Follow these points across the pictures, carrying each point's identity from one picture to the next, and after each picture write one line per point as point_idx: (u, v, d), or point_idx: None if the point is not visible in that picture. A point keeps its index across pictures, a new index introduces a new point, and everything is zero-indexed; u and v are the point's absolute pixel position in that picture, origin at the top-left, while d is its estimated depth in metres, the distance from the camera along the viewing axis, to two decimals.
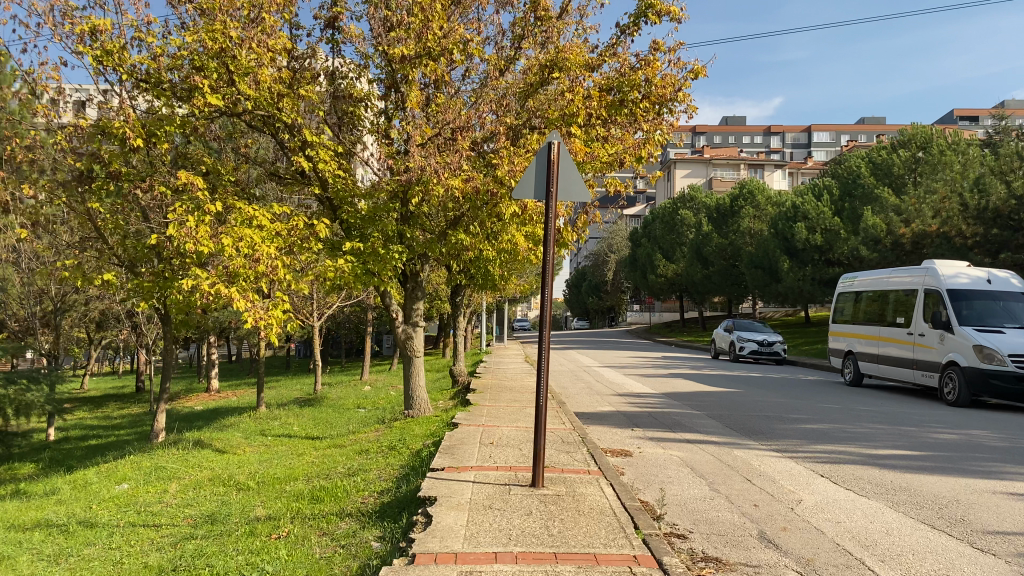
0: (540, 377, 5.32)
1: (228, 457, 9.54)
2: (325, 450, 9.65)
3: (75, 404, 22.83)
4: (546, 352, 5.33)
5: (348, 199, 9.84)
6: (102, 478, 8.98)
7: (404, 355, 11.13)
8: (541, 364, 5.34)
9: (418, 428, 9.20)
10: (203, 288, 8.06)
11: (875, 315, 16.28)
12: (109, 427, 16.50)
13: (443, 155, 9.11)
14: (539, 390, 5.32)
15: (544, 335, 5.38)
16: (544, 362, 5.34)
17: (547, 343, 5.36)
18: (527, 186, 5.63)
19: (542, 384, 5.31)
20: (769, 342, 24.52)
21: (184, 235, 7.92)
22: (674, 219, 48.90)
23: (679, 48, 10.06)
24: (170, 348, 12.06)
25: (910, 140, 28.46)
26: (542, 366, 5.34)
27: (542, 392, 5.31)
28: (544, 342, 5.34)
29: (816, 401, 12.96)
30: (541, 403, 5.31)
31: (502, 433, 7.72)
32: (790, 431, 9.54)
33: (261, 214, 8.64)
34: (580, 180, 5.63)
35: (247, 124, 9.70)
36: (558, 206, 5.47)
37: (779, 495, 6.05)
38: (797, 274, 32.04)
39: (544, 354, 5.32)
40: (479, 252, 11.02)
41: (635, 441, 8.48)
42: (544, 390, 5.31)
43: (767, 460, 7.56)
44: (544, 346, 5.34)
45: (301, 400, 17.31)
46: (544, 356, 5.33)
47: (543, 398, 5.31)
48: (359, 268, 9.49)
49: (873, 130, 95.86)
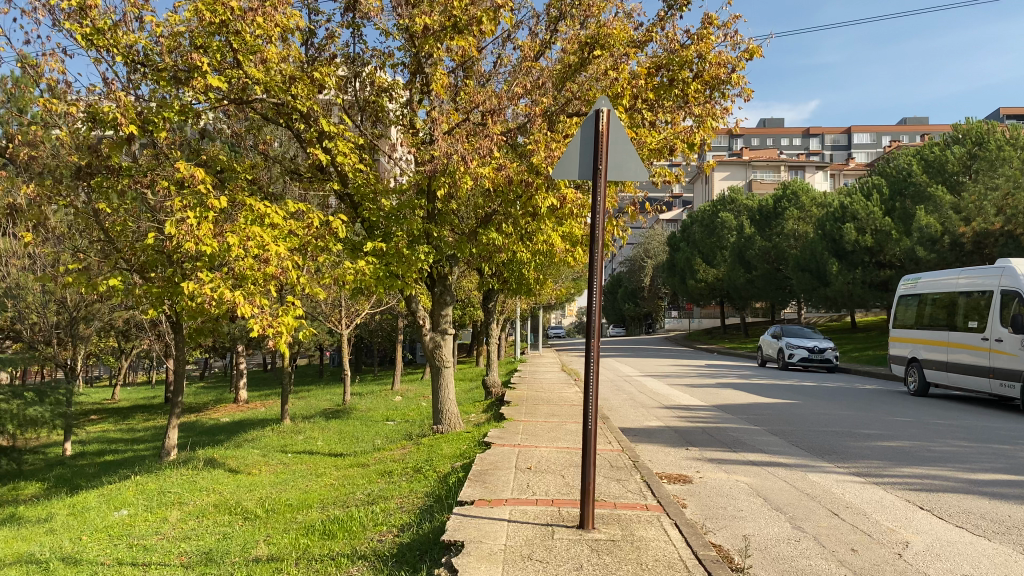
0: (588, 396, 4.34)
1: (240, 478, 8.70)
2: (347, 471, 8.78)
3: (101, 417, 22.31)
4: (594, 365, 4.37)
5: (370, 196, 8.99)
6: (102, 502, 8.18)
7: (432, 366, 10.21)
8: (587, 379, 4.37)
9: (448, 447, 8.28)
10: (204, 293, 7.15)
11: (942, 321, 15.03)
12: (129, 441, 15.79)
13: (472, 141, 8.17)
14: (586, 411, 4.35)
15: (591, 346, 4.40)
16: (590, 377, 4.36)
17: (596, 353, 4.40)
18: (570, 163, 4.68)
19: (590, 403, 4.35)
20: (820, 348, 23.20)
21: (183, 232, 7.04)
22: (713, 222, 47.52)
23: (734, 22, 9.08)
24: (183, 358, 11.26)
25: (966, 136, 26.97)
26: (590, 381, 4.36)
27: (590, 415, 4.35)
28: (591, 355, 4.38)
29: (884, 413, 11.79)
30: (589, 426, 4.35)
31: (541, 456, 6.75)
32: (868, 450, 8.43)
33: (273, 211, 7.78)
34: (635, 155, 4.64)
35: (261, 114, 8.92)
36: (606, 189, 4.50)
37: (879, 536, 5.01)
38: (847, 277, 30.47)
39: (591, 367, 4.36)
40: (514, 253, 10.09)
41: (693, 464, 7.46)
42: (593, 412, 4.35)
43: (852, 488, 6.49)
44: (590, 358, 4.38)
45: (328, 412, 16.46)
46: (592, 370, 4.37)
47: (592, 421, 4.34)
48: (381, 270, 8.54)
49: (916, 130, 93.33)
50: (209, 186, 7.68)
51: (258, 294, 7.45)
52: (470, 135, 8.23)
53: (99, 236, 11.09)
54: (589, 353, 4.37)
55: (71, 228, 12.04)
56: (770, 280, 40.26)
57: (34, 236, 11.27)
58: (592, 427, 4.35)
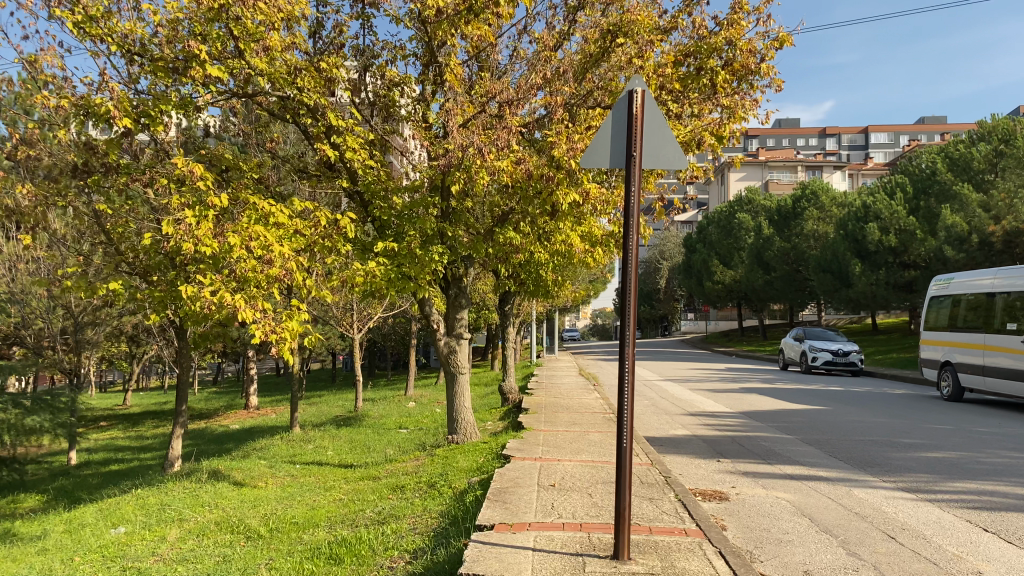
0: (624, 412, 3.86)
1: (245, 493, 8.25)
2: (357, 484, 8.32)
3: (111, 424, 21.97)
4: (629, 378, 3.88)
5: (381, 194, 8.56)
6: (100, 518, 7.75)
7: (446, 373, 9.74)
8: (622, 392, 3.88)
9: (464, 459, 7.79)
10: (203, 296, 6.62)
11: (978, 323, 14.42)
12: (136, 449, 15.38)
13: (489, 133, 7.68)
14: (621, 427, 3.87)
15: (626, 357, 3.89)
16: (625, 390, 3.87)
17: (631, 365, 3.90)
18: (600, 152, 4.18)
19: (626, 418, 3.87)
20: (844, 351, 22.61)
21: (181, 231, 6.57)
22: (730, 223, 46.88)
23: (766, 5, 8.59)
24: (188, 364, 10.83)
25: (992, 132, 26.32)
26: (625, 394, 3.88)
27: (625, 432, 3.86)
28: (626, 367, 3.88)
29: (923, 420, 11.20)
30: (624, 443, 3.87)
31: (565, 471, 6.25)
32: (912, 461, 7.88)
33: (278, 210, 7.33)
34: (673, 140, 4.17)
35: (266, 108, 8.51)
36: (641, 180, 4.02)
37: (946, 564, 4.49)
38: (870, 278, 29.66)
39: (626, 380, 3.87)
40: (532, 253, 9.61)
41: (727, 479, 6.94)
42: (628, 430, 3.87)
43: (904, 506, 5.96)
44: (625, 368, 3.88)
45: (340, 419, 16.02)
46: (626, 384, 3.89)
47: (628, 439, 3.86)
48: (393, 271, 8.08)
49: (934, 129, 92.19)
50: (209, 184, 7.22)
51: (261, 298, 6.91)
52: (485, 128, 7.76)
53: (100, 238, 10.70)
54: (624, 364, 3.88)
55: (73, 232, 11.66)
56: (789, 282, 39.60)
57: (33, 239, 10.87)
58: (626, 445, 3.87)
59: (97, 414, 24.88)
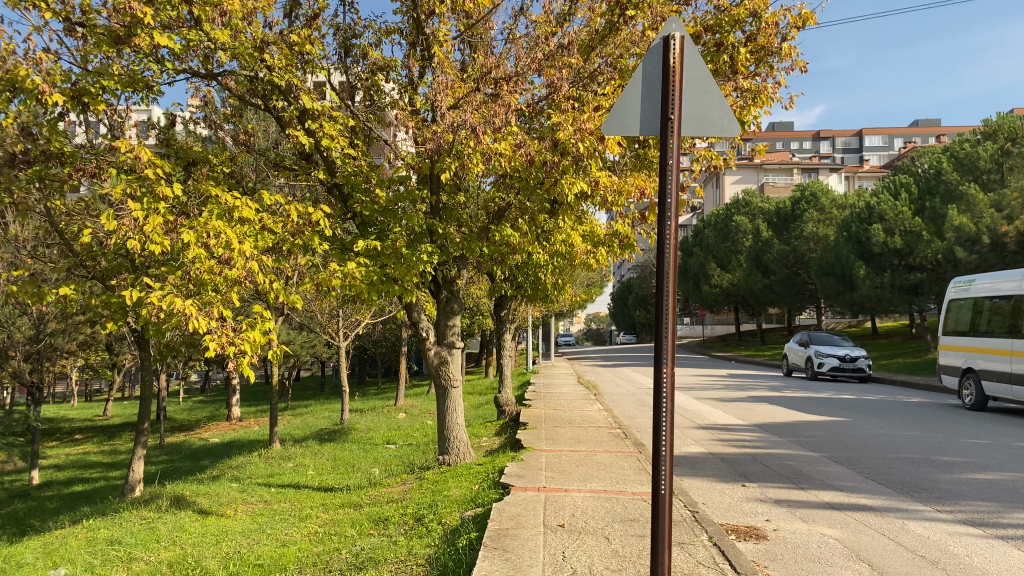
0: (663, 442, 2.96)
1: (210, 525, 7.30)
2: (336, 513, 7.38)
3: (87, 437, 20.96)
4: (668, 401, 2.96)
5: (362, 186, 7.62)
6: (41, 557, 6.79)
7: (437, 386, 8.80)
8: (662, 412, 2.97)
9: (456, 487, 6.85)
10: (150, 301, 5.57)
11: (1004, 328, 13.51)
12: (103, 467, 14.35)
13: (482, 109, 6.82)
14: (659, 458, 2.97)
15: (665, 365, 2.94)
16: (664, 408, 2.96)
17: (671, 384, 2.95)
18: (627, 116, 3.29)
19: (664, 451, 2.97)
20: (851, 357, 21.76)
21: (124, 225, 5.62)
22: (727, 226, 46.01)
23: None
24: (149, 377, 9.86)
25: (996, 131, 25.50)
26: (663, 422, 2.96)
27: (665, 466, 2.97)
28: (665, 379, 2.94)
29: (956, 434, 10.28)
30: (662, 478, 2.99)
31: (575, 506, 5.32)
32: (962, 485, 6.96)
33: (242, 203, 6.37)
34: (721, 101, 3.27)
35: (234, 91, 7.62)
36: (682, 150, 3.07)
37: None
38: (874, 281, 28.78)
39: (665, 401, 2.93)
40: (530, 254, 8.73)
41: (760, 511, 6.04)
42: (669, 464, 2.96)
43: (977, 546, 5.06)
44: (663, 382, 2.94)
45: (324, 433, 15.06)
46: (664, 408, 2.96)
47: (668, 474, 2.96)
48: (375, 273, 7.07)
49: (928, 132, 91.90)
50: (160, 173, 6.29)
51: (217, 303, 5.85)
52: (479, 105, 6.89)
53: (54, 241, 9.72)
54: (660, 381, 2.93)
55: (28, 234, 10.70)
56: (788, 285, 38.83)
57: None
58: (665, 483, 2.98)
59: (73, 427, 23.86)
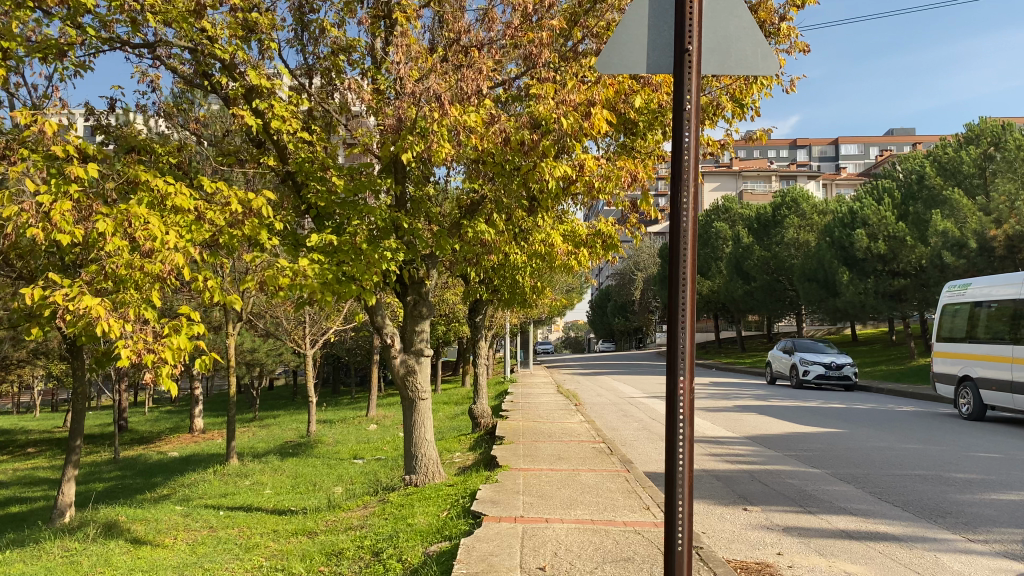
0: (680, 469, 2.28)
1: (140, 557, 6.42)
2: (287, 543, 6.52)
3: (40, 452, 19.79)
4: (684, 413, 2.28)
5: (317, 174, 6.79)
6: None
7: (404, 399, 7.98)
8: (677, 430, 2.29)
9: (422, 514, 6.02)
10: (53, 300, 4.66)
11: (1003, 333, 12.87)
12: (44, 485, 13.31)
13: (453, 82, 6.06)
14: (674, 486, 2.29)
15: (682, 372, 2.27)
16: (681, 426, 2.28)
17: (688, 389, 2.28)
18: (630, 47, 2.49)
19: (681, 475, 2.28)
20: (837, 365, 21.15)
21: (24, 210, 4.72)
22: (707, 232, 45.52)
23: None
24: (83, 390, 8.93)
25: (980, 135, 24.94)
26: (680, 433, 2.28)
27: (681, 497, 2.29)
28: (681, 388, 2.27)
29: (963, 447, 9.58)
30: (679, 512, 2.30)
31: (558, 542, 4.53)
32: (987, 509, 6.22)
33: (174, 189, 5.52)
34: (752, 31, 2.51)
35: (173, 66, 6.74)
36: (702, 90, 2.33)
37: None
38: (857, 287, 28.14)
39: (682, 413, 2.27)
40: (507, 255, 7.95)
41: (769, 542, 5.27)
42: (686, 496, 2.28)
43: None
44: (679, 394, 2.27)
45: (288, 447, 14.15)
46: (681, 422, 2.29)
47: (686, 507, 2.28)
48: (331, 271, 6.18)
49: (904, 141, 92.39)
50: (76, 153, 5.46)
51: (136, 303, 4.95)
52: (448, 77, 6.16)
53: None
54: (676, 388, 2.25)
55: None
56: (769, 291, 38.03)
57: None
58: (683, 522, 2.30)
59: (28, 440, 22.70)
